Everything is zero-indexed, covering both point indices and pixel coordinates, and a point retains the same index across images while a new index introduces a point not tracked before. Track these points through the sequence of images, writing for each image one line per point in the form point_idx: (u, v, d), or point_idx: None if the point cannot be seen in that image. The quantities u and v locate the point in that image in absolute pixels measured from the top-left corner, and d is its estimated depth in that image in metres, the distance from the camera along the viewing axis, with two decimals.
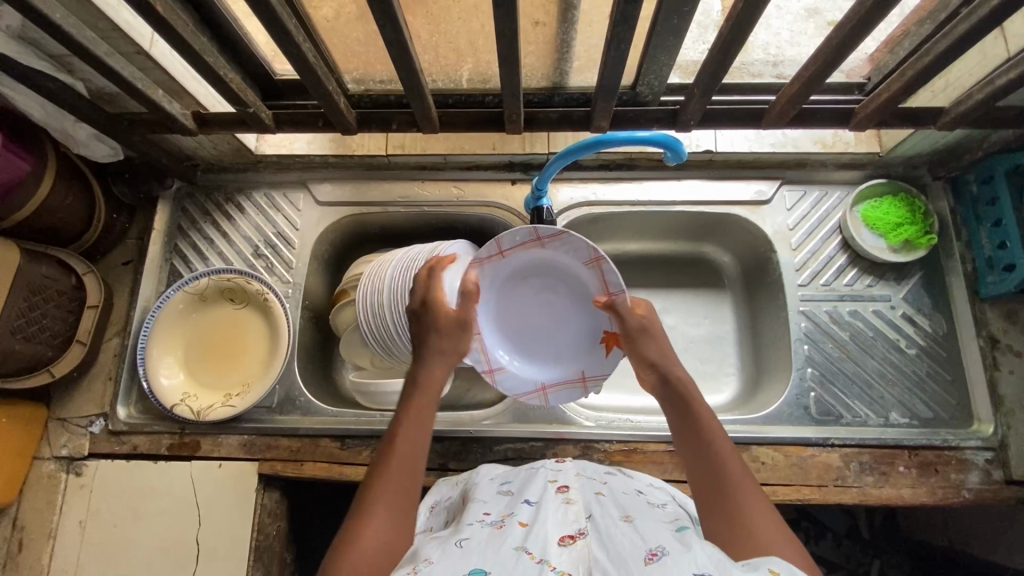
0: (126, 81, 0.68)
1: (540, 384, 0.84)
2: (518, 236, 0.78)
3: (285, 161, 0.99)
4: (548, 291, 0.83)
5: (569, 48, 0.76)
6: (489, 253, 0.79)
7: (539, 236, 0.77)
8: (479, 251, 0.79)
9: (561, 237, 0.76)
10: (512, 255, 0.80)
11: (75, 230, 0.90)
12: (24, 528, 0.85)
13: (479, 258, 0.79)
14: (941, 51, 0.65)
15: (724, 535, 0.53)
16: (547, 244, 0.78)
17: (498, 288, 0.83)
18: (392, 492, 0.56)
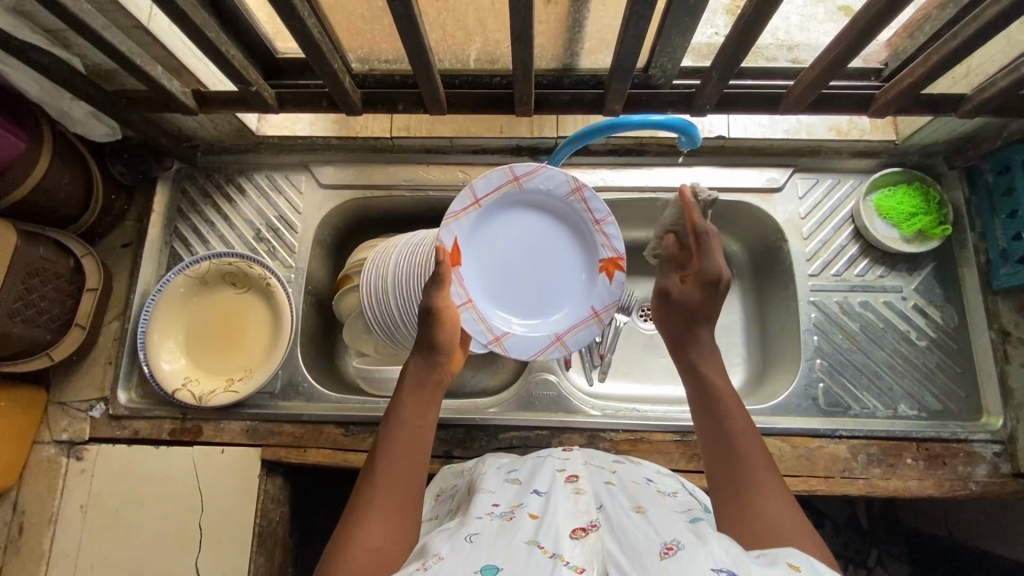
0: (125, 57, 0.66)
1: (554, 335, 0.78)
2: (492, 180, 0.72)
3: (287, 143, 0.96)
4: (532, 235, 0.77)
5: (581, 28, 0.73)
6: (464, 205, 0.72)
7: (515, 174, 0.73)
8: (451, 204, 0.71)
9: (539, 171, 0.73)
10: (486, 204, 0.74)
11: (73, 211, 0.88)
12: (24, 512, 0.85)
13: (455, 212, 0.71)
14: (968, 35, 0.63)
15: (734, 521, 0.52)
16: (523, 182, 0.74)
17: (479, 249, 0.75)
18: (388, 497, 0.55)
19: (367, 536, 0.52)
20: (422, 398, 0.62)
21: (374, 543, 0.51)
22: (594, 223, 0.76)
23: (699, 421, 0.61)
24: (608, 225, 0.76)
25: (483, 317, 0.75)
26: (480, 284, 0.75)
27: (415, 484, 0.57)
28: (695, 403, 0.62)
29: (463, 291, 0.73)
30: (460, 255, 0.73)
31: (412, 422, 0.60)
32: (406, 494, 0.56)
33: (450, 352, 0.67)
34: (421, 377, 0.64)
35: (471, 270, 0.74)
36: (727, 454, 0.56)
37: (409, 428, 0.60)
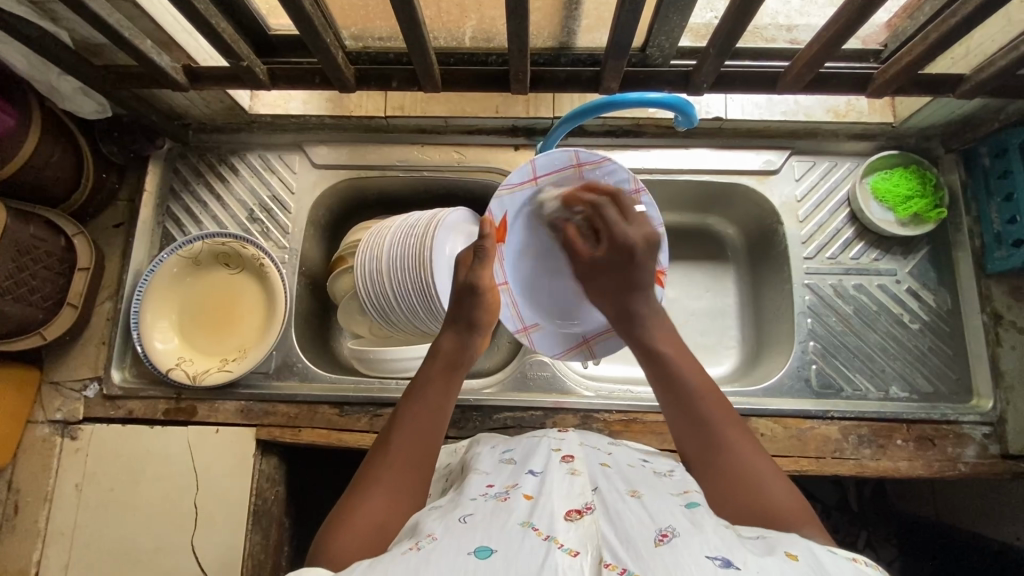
0: (113, 29, 0.64)
1: (581, 338, 0.80)
2: (554, 160, 0.72)
3: (280, 122, 0.95)
4: (583, 232, 0.77)
5: (579, 4, 0.73)
6: (520, 180, 0.73)
7: (577, 161, 0.73)
8: (510, 175, 0.72)
9: (601, 164, 0.73)
10: (545, 183, 0.74)
11: (63, 189, 0.87)
12: (19, 491, 0.85)
13: (511, 184, 0.72)
14: (969, 12, 0.62)
15: (724, 488, 0.53)
16: (585, 171, 0.74)
17: (527, 230, 0.77)
18: (397, 469, 0.56)
19: (372, 508, 0.52)
20: (444, 380, 0.63)
21: (378, 518, 0.52)
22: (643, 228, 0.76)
23: (662, 393, 0.62)
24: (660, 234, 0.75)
25: (517, 305, 0.77)
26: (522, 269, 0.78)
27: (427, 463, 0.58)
28: (655, 375, 0.63)
29: (502, 272, 0.75)
30: (506, 230, 0.75)
31: (432, 404, 0.61)
32: (413, 475, 0.56)
33: (486, 331, 0.69)
34: (450, 358, 0.65)
35: (512, 249, 0.76)
36: (693, 420, 0.58)
37: (430, 407, 0.61)
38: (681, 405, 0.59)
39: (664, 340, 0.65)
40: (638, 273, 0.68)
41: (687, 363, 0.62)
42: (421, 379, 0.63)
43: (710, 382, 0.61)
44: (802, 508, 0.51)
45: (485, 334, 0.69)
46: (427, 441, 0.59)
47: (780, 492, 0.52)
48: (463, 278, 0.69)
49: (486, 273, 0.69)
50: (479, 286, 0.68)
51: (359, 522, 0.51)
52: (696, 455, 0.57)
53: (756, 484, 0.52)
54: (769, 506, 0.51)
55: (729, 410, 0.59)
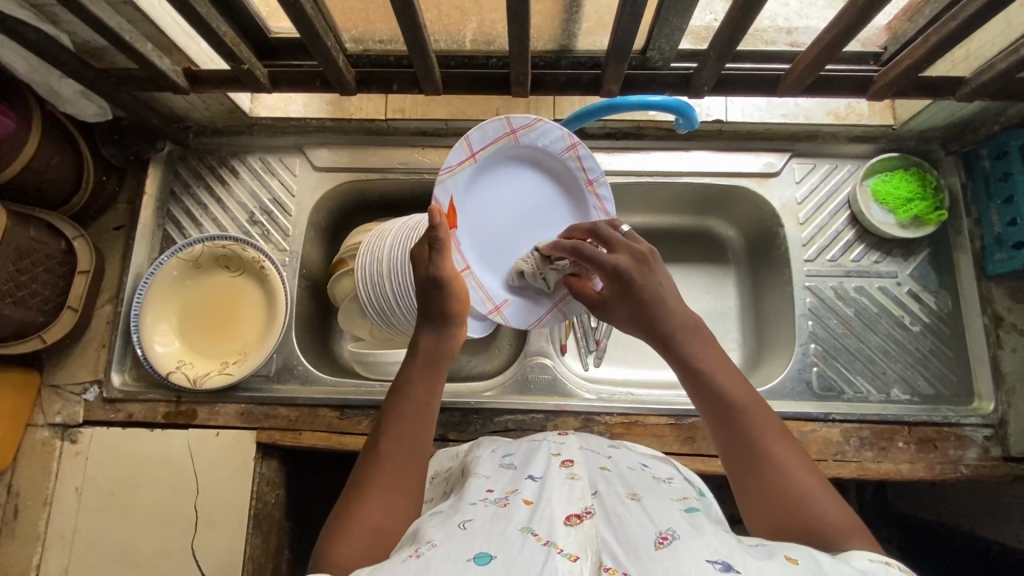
0: (113, 32, 0.64)
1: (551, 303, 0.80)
2: (487, 134, 0.73)
3: (280, 125, 0.95)
4: (527, 196, 0.79)
5: (579, 7, 0.72)
6: (460, 159, 0.72)
7: (511, 128, 0.74)
8: (449, 157, 0.71)
9: (534, 126, 0.74)
10: (483, 158, 0.75)
11: (63, 192, 0.86)
12: (19, 495, 0.85)
13: (452, 166, 0.72)
14: (970, 14, 0.62)
15: (775, 517, 0.50)
16: (519, 137, 0.75)
17: (475, 210, 0.77)
18: (388, 475, 0.55)
19: (367, 512, 0.52)
20: (428, 375, 0.62)
21: (374, 522, 0.52)
22: (587, 184, 0.80)
23: (707, 415, 0.56)
24: (601, 185, 0.79)
25: (482, 284, 0.76)
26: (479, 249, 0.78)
27: (418, 465, 0.57)
28: (695, 393, 0.57)
29: (462, 256, 0.75)
30: (457, 214, 0.74)
31: (418, 400, 0.60)
32: (405, 475, 0.56)
33: (462, 321, 0.67)
34: (434, 354, 0.63)
35: (467, 232, 0.76)
36: (743, 441, 0.53)
37: (416, 405, 0.60)
38: (726, 427, 0.54)
39: (699, 350, 0.58)
40: (644, 293, 0.62)
41: (725, 376, 0.56)
42: (405, 379, 0.62)
43: (753, 394, 0.55)
44: (856, 526, 0.48)
45: (460, 325, 0.66)
46: (415, 440, 0.58)
47: (836, 511, 0.49)
48: (423, 274, 0.65)
49: (448, 263, 0.65)
50: (443, 278, 0.65)
51: (355, 529, 0.51)
52: (745, 480, 0.52)
53: (811, 507, 0.49)
54: (825, 529, 0.48)
55: (775, 423, 0.54)
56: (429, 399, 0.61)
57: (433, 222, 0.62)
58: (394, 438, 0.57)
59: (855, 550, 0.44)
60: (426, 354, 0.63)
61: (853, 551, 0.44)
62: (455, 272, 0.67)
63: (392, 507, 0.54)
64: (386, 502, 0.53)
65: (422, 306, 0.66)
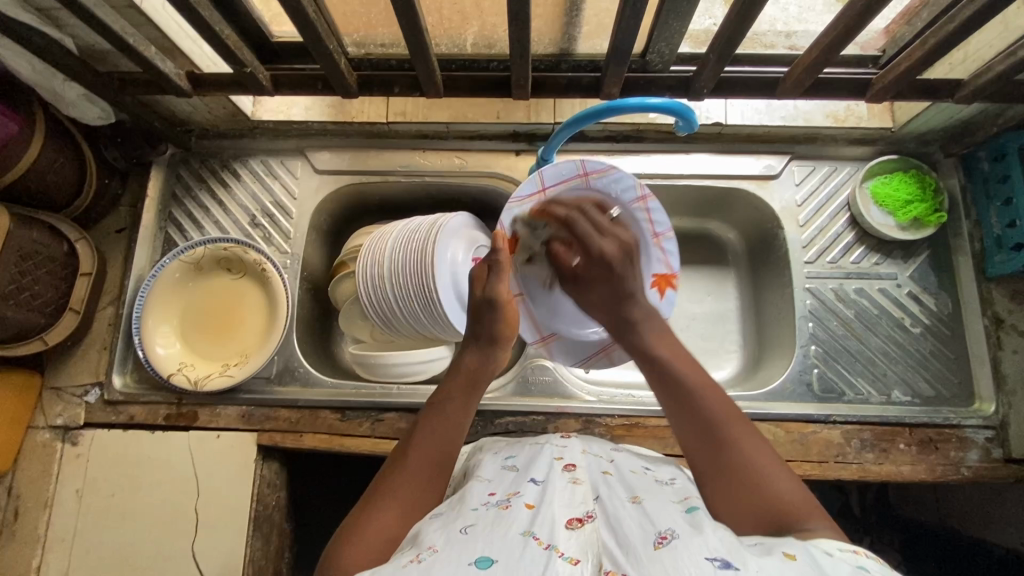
0: (118, 36, 0.65)
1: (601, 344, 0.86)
2: (561, 171, 0.79)
3: (282, 128, 0.95)
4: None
5: (579, 11, 0.74)
6: (531, 191, 0.79)
7: (585, 169, 0.79)
8: (519, 188, 0.79)
9: (608, 171, 0.79)
10: (554, 194, 0.81)
11: (66, 195, 0.87)
12: (19, 497, 0.85)
13: (521, 196, 0.79)
14: (966, 17, 0.63)
15: (734, 488, 0.52)
16: (591, 179, 0.80)
17: (538, 241, 0.82)
18: (410, 487, 0.56)
19: (383, 522, 0.52)
20: (464, 397, 0.62)
21: (389, 532, 0.52)
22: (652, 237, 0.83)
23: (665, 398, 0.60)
24: (667, 239, 0.83)
25: (532, 316, 0.85)
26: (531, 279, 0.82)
27: (439, 481, 0.57)
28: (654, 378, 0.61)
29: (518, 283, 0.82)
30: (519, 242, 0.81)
31: (450, 418, 0.61)
32: (425, 491, 0.56)
33: (507, 347, 0.68)
34: (469, 372, 0.64)
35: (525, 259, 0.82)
36: (699, 422, 0.56)
37: (447, 422, 0.61)
38: (685, 409, 0.58)
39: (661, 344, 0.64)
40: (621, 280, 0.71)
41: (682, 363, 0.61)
42: (438, 396, 0.63)
43: (711, 382, 0.59)
44: (809, 503, 0.50)
45: (503, 350, 0.67)
46: (442, 459, 0.58)
47: (791, 491, 0.51)
48: (479, 293, 0.68)
49: (503, 285, 0.68)
50: (497, 299, 0.67)
51: (369, 536, 0.51)
52: (704, 454, 0.55)
53: (766, 486, 0.51)
54: (781, 508, 0.50)
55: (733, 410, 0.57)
56: (459, 419, 0.61)
57: (496, 246, 0.69)
58: (421, 453, 0.58)
59: (825, 539, 0.44)
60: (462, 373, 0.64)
61: (822, 538, 0.45)
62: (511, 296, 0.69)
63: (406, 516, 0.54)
64: (403, 512, 0.54)
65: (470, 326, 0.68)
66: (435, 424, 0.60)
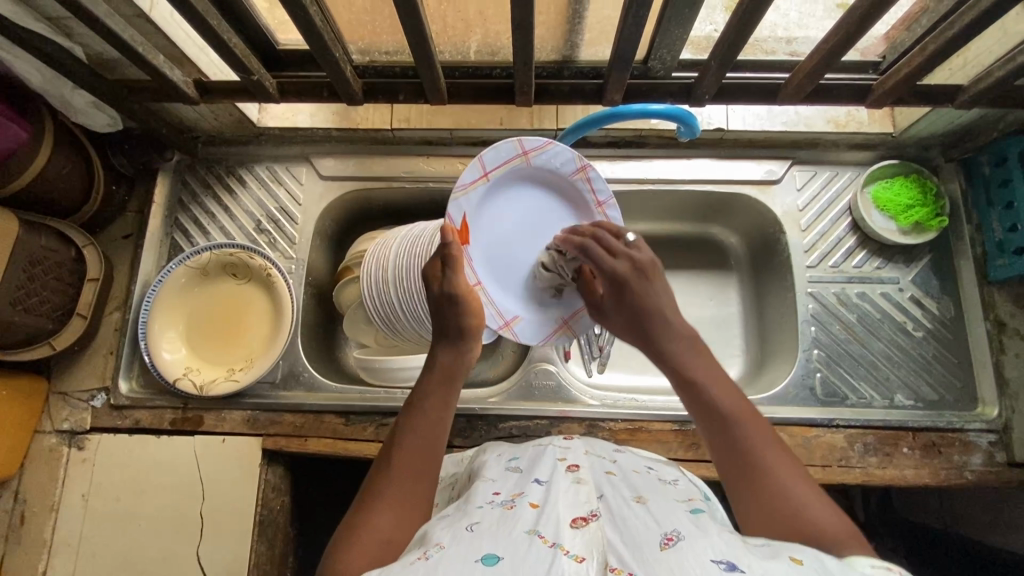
0: (127, 45, 0.66)
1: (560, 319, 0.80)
2: (500, 153, 0.71)
3: (287, 134, 0.96)
4: (534, 214, 0.77)
5: (581, 19, 0.73)
6: (473, 178, 0.71)
7: (524, 149, 0.72)
8: (462, 176, 0.70)
9: (547, 147, 0.73)
10: (496, 177, 0.73)
11: (73, 201, 0.88)
12: (25, 501, 0.85)
13: (464, 184, 0.70)
14: (965, 24, 0.63)
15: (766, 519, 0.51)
16: (531, 158, 0.73)
17: (486, 226, 0.74)
18: (401, 487, 0.56)
19: (378, 525, 0.53)
20: (443, 392, 0.62)
21: (385, 534, 0.52)
22: (595, 204, 0.78)
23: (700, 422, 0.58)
24: (611, 206, 0.78)
25: (494, 301, 0.75)
26: (486, 265, 0.75)
27: (429, 479, 0.58)
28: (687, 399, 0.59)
29: (474, 273, 0.73)
30: (469, 231, 0.72)
31: (431, 415, 0.61)
32: (416, 489, 0.57)
33: (478, 336, 0.67)
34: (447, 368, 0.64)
35: (480, 248, 0.74)
36: (734, 450, 0.55)
37: (428, 419, 0.61)
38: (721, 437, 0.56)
39: (695, 363, 0.60)
40: (642, 300, 0.64)
41: (717, 385, 0.58)
42: (418, 394, 0.63)
43: (747, 406, 0.57)
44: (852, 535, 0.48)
45: (475, 340, 0.67)
46: (428, 457, 0.58)
47: (831, 522, 0.49)
48: (436, 289, 0.66)
49: (460, 279, 0.66)
50: (457, 294, 0.65)
51: (365, 539, 0.51)
52: (738, 485, 0.54)
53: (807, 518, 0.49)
54: (820, 537, 0.48)
55: (769, 435, 0.55)
56: (441, 415, 0.61)
57: (445, 239, 0.66)
58: (406, 452, 0.58)
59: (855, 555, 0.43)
60: (439, 369, 0.64)
61: (853, 555, 0.44)
62: (469, 288, 0.67)
63: (401, 518, 0.54)
64: (396, 515, 0.54)
65: (435, 323, 0.66)
66: (417, 423, 0.60)
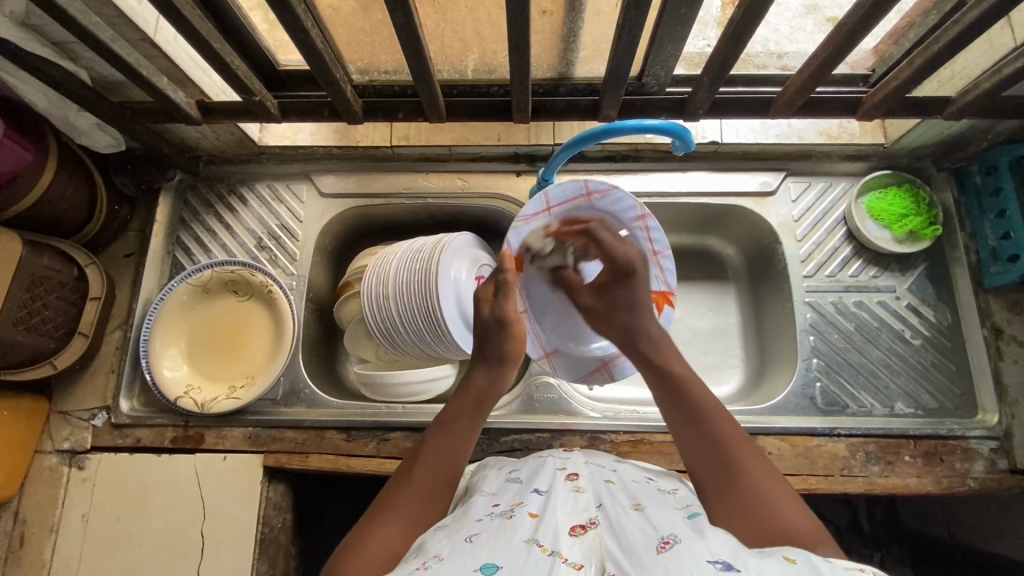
0: (131, 67, 0.67)
1: (602, 361, 0.85)
2: (566, 191, 0.79)
3: (288, 153, 0.98)
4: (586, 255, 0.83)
5: (577, 37, 0.75)
6: (536, 210, 0.80)
7: (587, 190, 0.79)
8: (525, 207, 0.79)
9: (611, 193, 0.79)
10: (558, 213, 0.81)
11: (76, 221, 0.89)
12: (25, 523, 0.85)
13: (527, 215, 0.79)
14: (951, 38, 0.64)
15: (741, 514, 0.53)
16: (594, 199, 0.80)
17: (543, 258, 0.83)
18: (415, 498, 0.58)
19: (385, 537, 0.53)
20: (473, 416, 0.64)
21: (391, 546, 0.53)
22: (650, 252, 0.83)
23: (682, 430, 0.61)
24: (665, 258, 0.82)
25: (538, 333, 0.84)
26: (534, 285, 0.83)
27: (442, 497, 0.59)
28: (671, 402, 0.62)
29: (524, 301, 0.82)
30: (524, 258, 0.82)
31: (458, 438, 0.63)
32: (430, 505, 0.58)
33: (514, 366, 0.69)
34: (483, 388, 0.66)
35: (531, 276, 0.83)
36: (715, 453, 0.57)
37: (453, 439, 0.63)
38: (701, 444, 0.59)
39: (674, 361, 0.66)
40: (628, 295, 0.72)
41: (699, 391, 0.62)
42: (448, 409, 0.66)
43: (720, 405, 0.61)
44: (817, 527, 0.51)
45: (512, 368, 0.69)
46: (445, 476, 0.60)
47: (795, 514, 0.52)
48: (488, 313, 0.69)
49: (510, 304, 0.69)
50: (506, 318, 0.68)
51: (372, 546, 0.52)
52: (717, 489, 0.56)
53: (769, 504, 0.53)
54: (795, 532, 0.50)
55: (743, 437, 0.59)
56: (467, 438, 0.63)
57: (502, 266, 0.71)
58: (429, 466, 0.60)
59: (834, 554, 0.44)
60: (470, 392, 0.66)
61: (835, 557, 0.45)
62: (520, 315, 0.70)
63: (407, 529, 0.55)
64: (402, 528, 0.55)
65: (479, 346, 0.69)
66: (444, 441, 0.62)
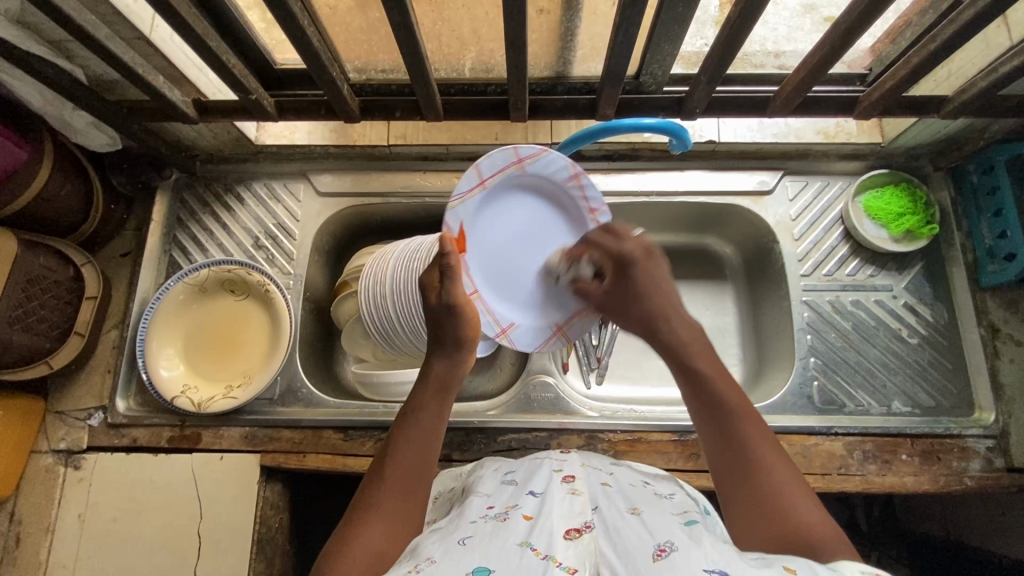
0: (127, 66, 0.67)
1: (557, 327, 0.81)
2: (498, 160, 0.68)
3: (285, 152, 0.98)
4: (527, 222, 0.76)
5: (574, 36, 0.75)
6: (469, 186, 0.68)
7: (519, 157, 0.69)
8: (458, 185, 0.67)
9: (543, 155, 0.70)
10: (491, 185, 0.70)
11: (72, 220, 0.88)
12: (21, 523, 0.84)
13: (461, 193, 0.67)
14: (947, 36, 0.65)
15: (761, 524, 0.52)
16: (526, 165, 0.71)
17: (483, 237, 0.73)
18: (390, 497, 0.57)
19: (366, 539, 0.53)
20: (438, 403, 0.63)
21: (375, 547, 0.53)
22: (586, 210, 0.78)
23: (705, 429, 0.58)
24: (603, 213, 0.78)
25: (492, 309, 0.75)
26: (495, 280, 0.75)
27: (418, 493, 0.58)
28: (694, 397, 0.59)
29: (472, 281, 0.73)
30: (466, 240, 0.71)
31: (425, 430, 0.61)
32: (409, 503, 0.57)
33: (475, 346, 0.68)
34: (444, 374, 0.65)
35: (476, 256, 0.73)
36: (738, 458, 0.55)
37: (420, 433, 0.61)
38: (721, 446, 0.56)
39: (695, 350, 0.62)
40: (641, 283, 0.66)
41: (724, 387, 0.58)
42: (412, 401, 0.64)
43: (746, 401, 0.58)
44: (836, 531, 0.50)
45: (472, 349, 0.67)
46: (418, 472, 0.59)
47: (817, 520, 0.51)
48: (435, 301, 0.65)
49: (459, 288, 0.65)
50: (457, 304, 0.65)
51: (355, 551, 0.52)
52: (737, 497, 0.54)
53: (791, 512, 0.51)
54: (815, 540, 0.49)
55: (766, 435, 0.56)
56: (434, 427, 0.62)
57: (444, 250, 0.64)
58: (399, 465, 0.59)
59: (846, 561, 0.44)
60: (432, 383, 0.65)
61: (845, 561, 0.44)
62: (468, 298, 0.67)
63: (390, 529, 0.55)
64: (382, 530, 0.54)
65: (436, 333, 0.66)
66: (412, 435, 0.61)
